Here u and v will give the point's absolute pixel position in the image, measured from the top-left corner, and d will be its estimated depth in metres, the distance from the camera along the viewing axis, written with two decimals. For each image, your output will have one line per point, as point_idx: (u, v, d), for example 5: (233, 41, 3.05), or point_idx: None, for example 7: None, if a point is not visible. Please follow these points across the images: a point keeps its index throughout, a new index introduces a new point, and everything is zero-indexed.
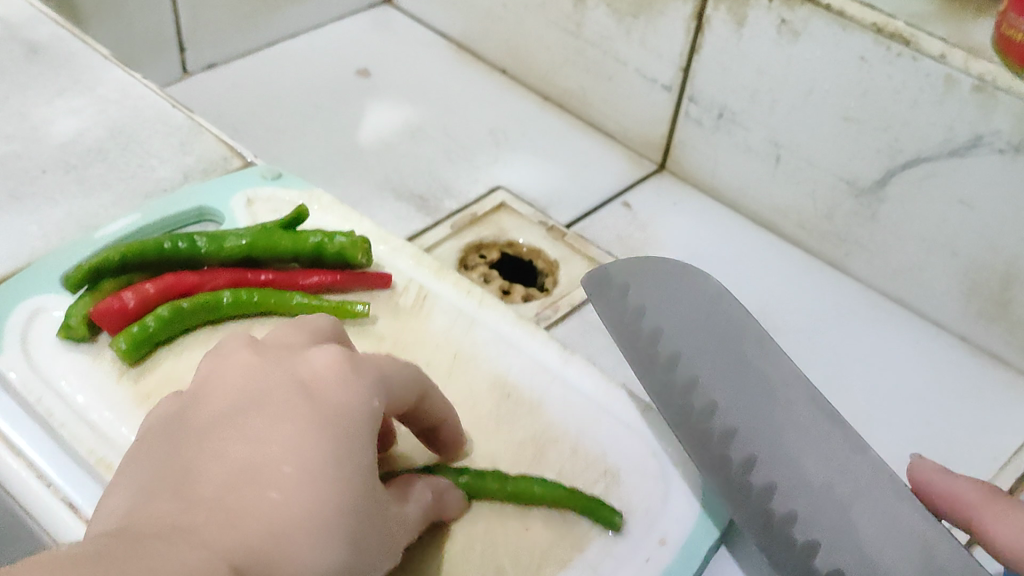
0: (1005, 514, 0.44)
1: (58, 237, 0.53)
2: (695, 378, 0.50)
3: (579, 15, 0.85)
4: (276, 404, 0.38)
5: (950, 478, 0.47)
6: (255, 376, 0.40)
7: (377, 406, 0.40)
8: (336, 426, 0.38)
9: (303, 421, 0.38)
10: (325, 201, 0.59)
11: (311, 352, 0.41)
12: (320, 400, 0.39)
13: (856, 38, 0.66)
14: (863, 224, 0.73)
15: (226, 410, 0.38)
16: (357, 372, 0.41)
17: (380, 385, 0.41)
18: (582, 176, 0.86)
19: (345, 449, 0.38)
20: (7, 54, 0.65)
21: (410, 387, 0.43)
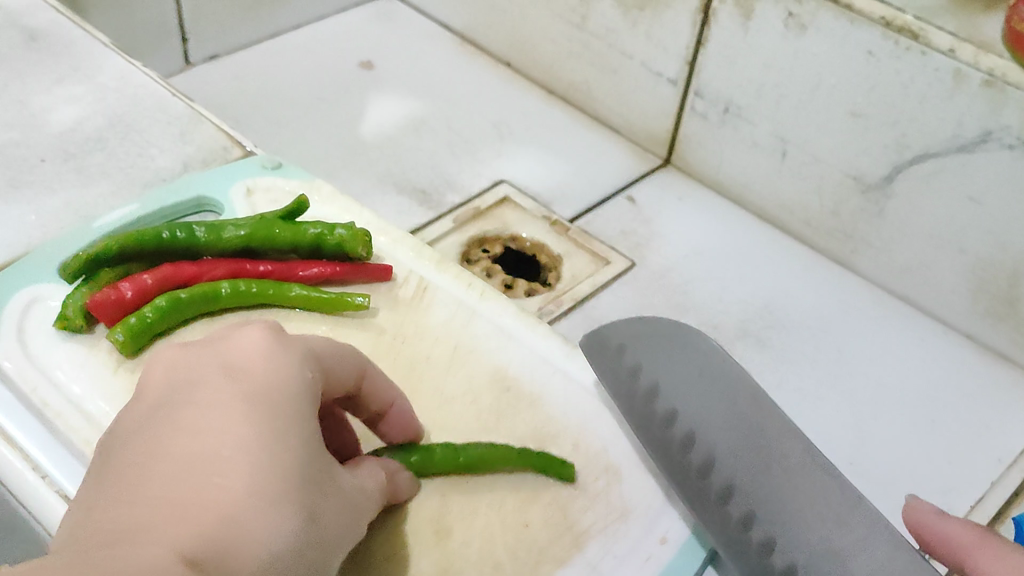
0: (995, 558, 0.42)
1: (56, 226, 0.52)
2: (675, 411, 0.49)
3: (584, 8, 0.84)
4: (207, 390, 0.37)
5: (943, 518, 0.45)
6: (179, 368, 0.38)
7: (310, 376, 0.40)
8: (271, 401, 0.37)
9: (236, 401, 0.36)
10: (325, 192, 0.58)
11: (231, 335, 0.40)
12: (252, 380, 0.38)
13: (865, 32, 0.65)
14: (870, 221, 0.72)
15: (158, 405, 0.37)
16: (281, 347, 0.40)
17: (309, 357, 0.40)
18: (587, 170, 0.86)
19: (284, 422, 0.37)
20: (7, 42, 0.65)
21: (340, 361, 0.42)
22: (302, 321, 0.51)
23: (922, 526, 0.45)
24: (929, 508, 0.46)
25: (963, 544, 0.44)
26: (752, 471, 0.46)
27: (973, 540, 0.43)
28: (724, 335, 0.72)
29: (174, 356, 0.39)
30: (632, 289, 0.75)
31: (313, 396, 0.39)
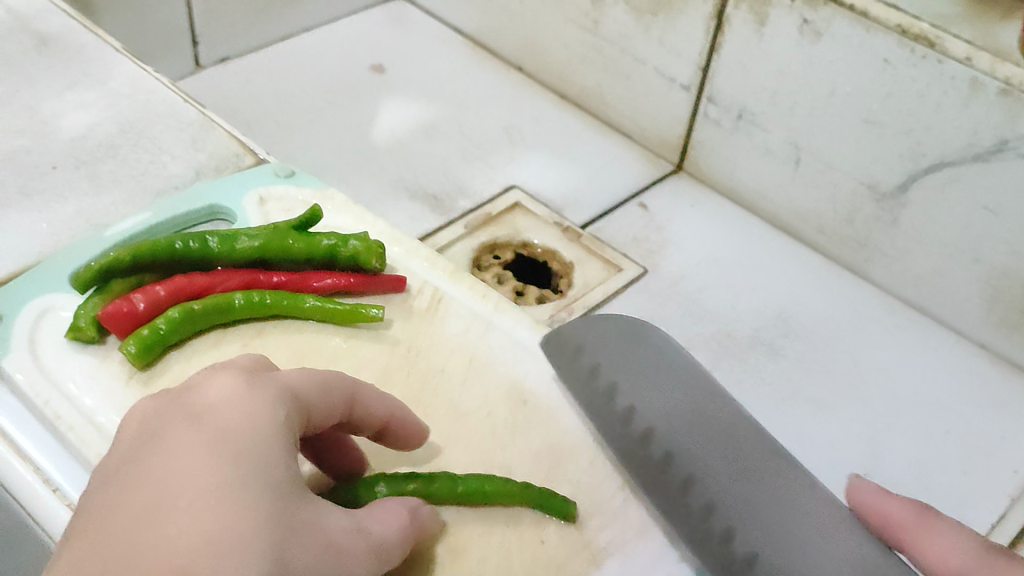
0: (940, 533, 0.42)
1: (68, 235, 0.52)
2: (634, 410, 0.48)
3: (597, 12, 0.84)
4: (172, 442, 0.36)
5: (883, 496, 0.44)
6: (149, 420, 0.37)
7: (284, 414, 0.38)
8: (235, 446, 0.36)
9: (200, 451, 0.35)
10: (338, 201, 0.58)
11: (203, 381, 0.39)
12: (217, 426, 0.36)
13: (880, 40, 0.64)
14: (884, 229, 0.72)
15: (123, 459, 0.36)
16: (256, 390, 0.39)
17: (285, 394, 0.39)
18: (598, 176, 0.85)
19: (250, 465, 0.35)
20: (18, 47, 0.64)
21: (324, 395, 0.41)
22: (314, 333, 0.51)
23: (863, 505, 0.44)
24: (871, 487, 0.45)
25: (907, 525, 0.43)
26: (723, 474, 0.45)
27: (918, 521, 0.43)
28: (736, 344, 0.71)
29: (147, 410, 0.38)
30: (643, 296, 0.74)
31: (293, 435, 0.38)
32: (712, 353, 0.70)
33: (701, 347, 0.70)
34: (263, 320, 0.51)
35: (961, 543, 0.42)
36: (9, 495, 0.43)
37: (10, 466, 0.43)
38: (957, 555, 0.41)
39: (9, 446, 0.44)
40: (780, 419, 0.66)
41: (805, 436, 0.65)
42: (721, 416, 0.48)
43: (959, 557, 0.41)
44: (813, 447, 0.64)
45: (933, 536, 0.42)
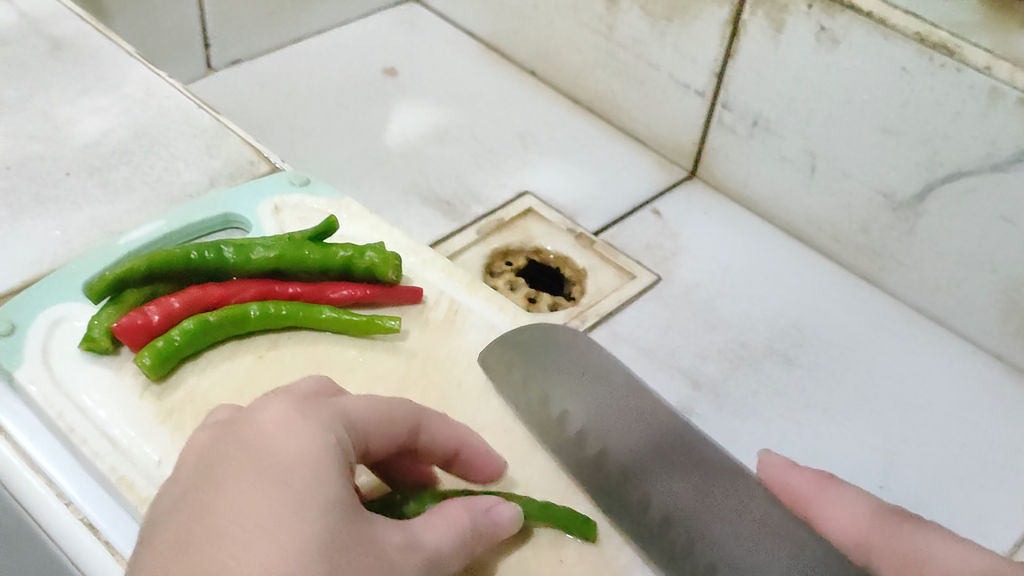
0: (836, 500, 0.49)
1: (83, 243, 0.52)
2: (602, 448, 0.48)
3: (611, 17, 0.83)
4: (230, 470, 0.37)
5: (791, 469, 0.51)
6: (207, 450, 0.38)
7: (335, 440, 0.39)
8: (289, 472, 0.36)
9: (256, 479, 0.36)
10: (354, 210, 0.58)
11: (258, 409, 0.40)
12: (270, 454, 0.37)
13: (898, 48, 0.64)
14: (900, 238, 0.71)
15: (185, 489, 0.37)
16: (308, 416, 0.39)
17: (336, 421, 0.40)
18: (611, 182, 0.85)
19: (304, 489, 0.36)
20: (32, 51, 0.64)
21: (379, 421, 0.41)
22: (330, 344, 0.51)
23: (772, 479, 0.51)
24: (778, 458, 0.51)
25: (812, 495, 0.50)
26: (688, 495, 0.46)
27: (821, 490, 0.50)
28: (751, 353, 0.70)
29: (204, 439, 0.39)
30: (656, 304, 0.74)
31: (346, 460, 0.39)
32: (726, 363, 0.69)
33: (715, 356, 0.70)
34: (280, 330, 0.50)
35: (858, 507, 0.49)
36: (23, 509, 0.43)
37: (24, 480, 0.43)
38: (855, 519, 0.48)
39: (23, 459, 0.43)
40: (795, 430, 0.65)
41: (819, 447, 0.64)
42: (660, 431, 0.49)
43: (855, 521, 0.48)
44: (828, 459, 0.63)
45: (833, 503, 0.49)
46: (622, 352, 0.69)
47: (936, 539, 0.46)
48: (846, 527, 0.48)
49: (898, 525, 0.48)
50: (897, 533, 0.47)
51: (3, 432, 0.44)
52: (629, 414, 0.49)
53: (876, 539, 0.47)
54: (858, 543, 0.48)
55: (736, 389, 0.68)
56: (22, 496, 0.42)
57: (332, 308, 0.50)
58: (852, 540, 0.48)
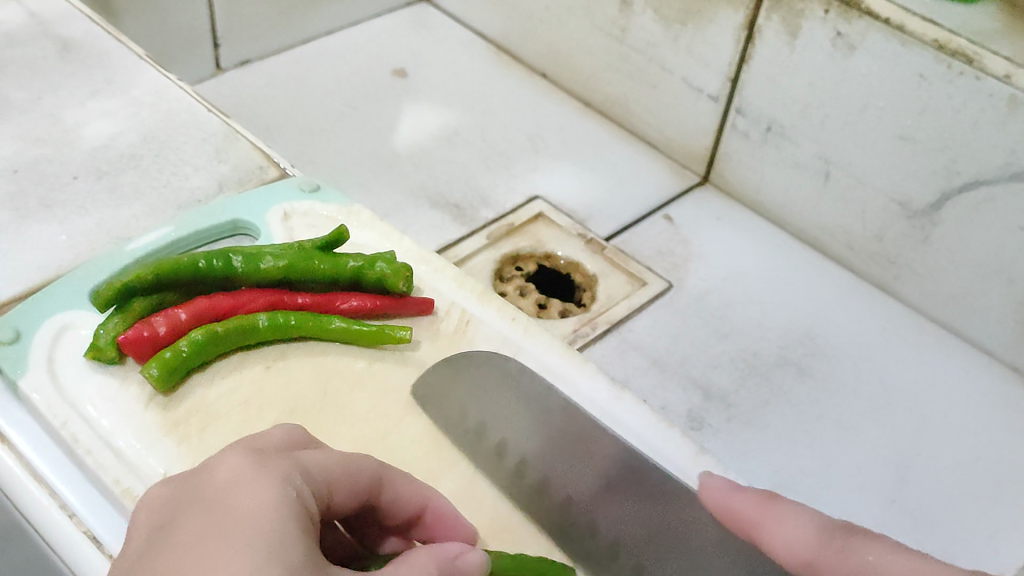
0: (781, 517, 0.42)
1: (89, 249, 0.51)
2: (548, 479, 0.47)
3: (624, 19, 0.82)
4: (189, 537, 0.33)
5: (733, 489, 0.44)
6: (163, 518, 0.35)
7: (296, 494, 0.35)
8: (247, 532, 0.33)
9: (213, 542, 0.33)
10: (364, 218, 0.57)
11: (212, 467, 0.36)
12: (228, 511, 0.34)
13: (916, 54, 0.63)
14: (915, 247, 0.70)
15: (140, 562, 0.33)
16: (265, 466, 0.36)
17: (295, 472, 0.36)
18: (622, 187, 0.84)
19: (264, 549, 0.32)
20: (40, 52, 0.63)
21: (342, 472, 0.38)
22: (338, 356, 0.50)
23: (715, 501, 0.44)
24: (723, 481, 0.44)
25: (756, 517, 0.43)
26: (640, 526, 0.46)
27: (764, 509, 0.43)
28: (762, 362, 0.70)
29: (160, 505, 0.36)
30: (667, 312, 0.73)
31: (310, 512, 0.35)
32: (737, 372, 0.69)
33: (726, 365, 0.69)
34: (288, 341, 0.50)
35: (807, 521, 0.42)
36: (25, 520, 0.42)
37: (26, 491, 0.42)
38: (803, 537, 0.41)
39: (25, 469, 0.42)
40: (807, 441, 0.64)
41: (831, 460, 0.63)
42: (590, 448, 0.48)
43: (802, 536, 0.41)
44: (841, 471, 0.62)
45: (778, 523, 0.42)
46: (632, 361, 0.69)
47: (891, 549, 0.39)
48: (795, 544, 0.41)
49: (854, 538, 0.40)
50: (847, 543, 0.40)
51: (7, 441, 0.43)
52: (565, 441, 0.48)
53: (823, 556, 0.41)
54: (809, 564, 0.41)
55: (748, 399, 0.67)
56: (23, 506, 0.42)
57: (342, 318, 0.49)
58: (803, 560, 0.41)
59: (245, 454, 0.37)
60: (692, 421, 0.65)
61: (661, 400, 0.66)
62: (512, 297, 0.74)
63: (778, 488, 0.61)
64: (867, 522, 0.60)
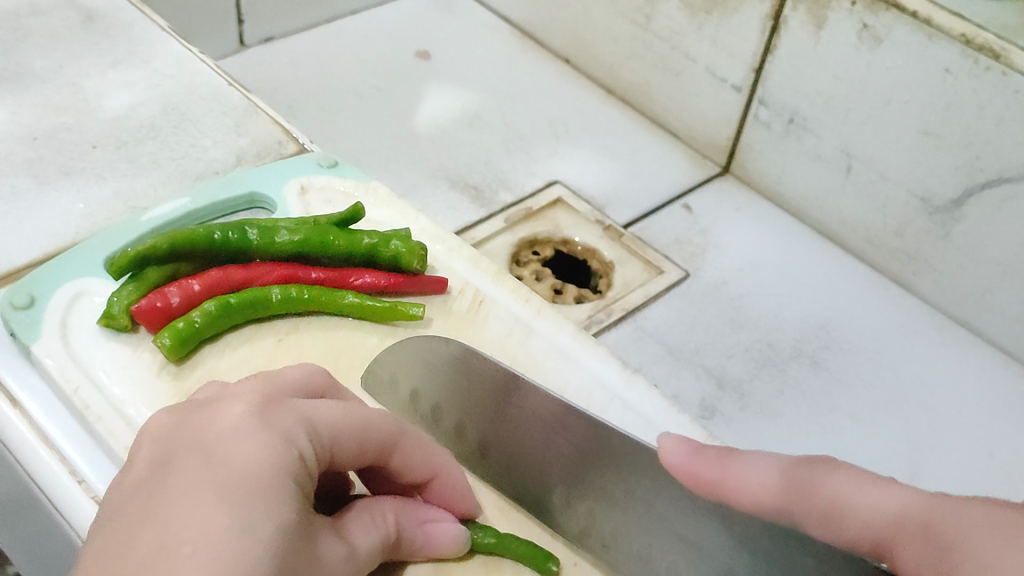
0: (747, 470, 0.39)
1: (105, 217, 0.51)
2: (487, 442, 0.46)
3: (649, 7, 0.82)
4: (182, 476, 0.32)
5: (698, 452, 0.40)
6: (160, 449, 0.34)
7: (297, 456, 0.34)
8: (240, 489, 0.32)
9: (207, 487, 0.32)
10: (381, 194, 0.57)
11: (221, 407, 0.35)
12: (227, 461, 0.33)
13: (943, 49, 0.62)
14: (935, 243, 0.69)
15: (136, 487, 0.33)
16: (273, 419, 0.35)
17: (300, 431, 0.35)
18: (642, 175, 0.83)
19: (254, 510, 0.31)
20: (64, 22, 0.63)
21: (351, 434, 0.37)
22: (350, 331, 0.50)
23: (675, 466, 0.40)
24: (679, 443, 0.40)
25: (721, 476, 0.39)
26: (571, 476, 0.44)
27: (727, 464, 0.39)
28: (778, 353, 0.69)
29: (161, 435, 0.35)
30: (683, 301, 0.73)
31: (306, 479, 0.34)
32: (752, 363, 0.68)
33: (740, 355, 0.69)
34: (300, 314, 0.50)
35: (771, 466, 0.39)
36: (34, 484, 0.42)
37: (36, 455, 0.42)
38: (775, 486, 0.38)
39: (35, 433, 0.43)
40: (820, 434, 0.64)
41: (844, 454, 0.63)
42: (502, 398, 0.45)
43: (772, 485, 0.38)
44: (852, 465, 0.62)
45: (744, 478, 0.39)
46: (646, 348, 0.69)
47: (865, 484, 0.36)
48: (768, 494, 0.38)
49: (825, 474, 0.37)
50: (815, 483, 0.37)
51: (19, 405, 0.44)
52: (482, 395, 0.46)
53: (797, 504, 0.37)
54: (783, 512, 0.38)
55: (761, 390, 0.67)
56: (32, 470, 0.42)
57: (355, 293, 0.49)
58: (777, 509, 0.38)
59: (255, 402, 0.35)
60: (705, 410, 0.65)
61: (674, 389, 0.66)
62: (528, 281, 0.74)
63: None
64: None
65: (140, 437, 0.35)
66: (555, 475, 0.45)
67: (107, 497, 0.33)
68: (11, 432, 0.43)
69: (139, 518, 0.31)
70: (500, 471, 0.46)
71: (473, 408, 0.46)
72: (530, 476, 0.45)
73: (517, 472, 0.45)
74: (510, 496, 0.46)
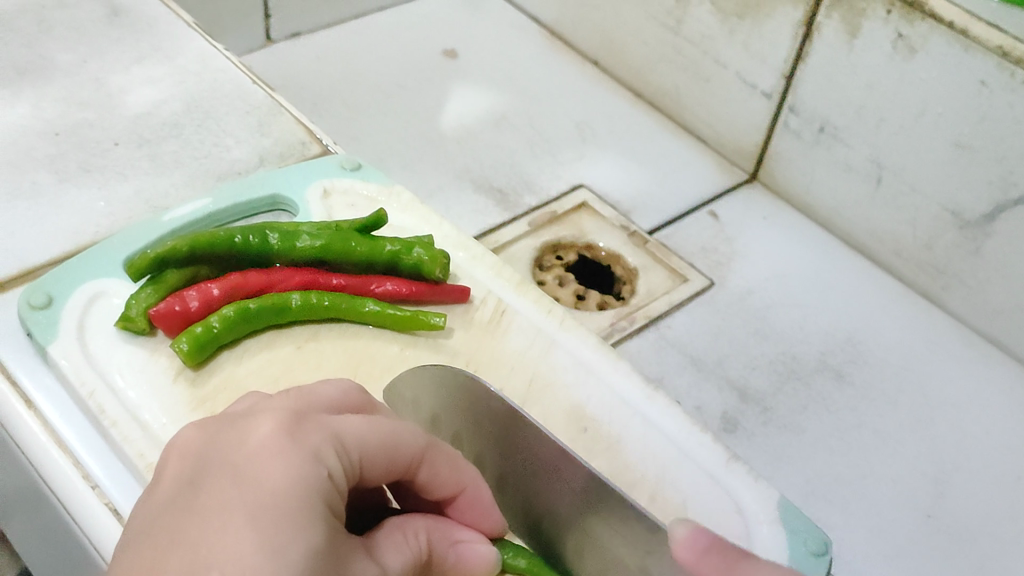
0: None
1: (125, 216, 0.51)
2: (504, 473, 0.45)
3: (680, 11, 0.81)
4: (212, 496, 0.31)
5: (709, 553, 0.36)
6: (190, 465, 0.33)
7: (326, 473, 0.33)
8: (270, 510, 0.31)
9: (236, 511, 0.31)
10: (404, 199, 0.56)
11: (250, 418, 0.34)
12: (256, 481, 0.32)
13: (978, 61, 0.61)
14: (965, 258, 0.68)
15: (165, 508, 0.32)
16: (302, 434, 0.34)
17: (328, 447, 0.34)
18: (668, 180, 0.82)
19: (283, 535, 0.30)
20: (89, 15, 0.63)
21: (380, 449, 0.36)
22: (372, 339, 0.49)
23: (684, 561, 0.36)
24: (691, 539, 0.36)
25: None
26: (580, 511, 0.43)
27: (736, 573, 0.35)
28: (802, 367, 0.68)
29: (190, 447, 0.34)
30: (707, 311, 0.72)
31: (336, 497, 0.33)
32: (776, 376, 0.67)
33: (764, 368, 0.68)
34: (320, 321, 0.49)
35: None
36: (48, 489, 0.42)
37: (50, 458, 0.41)
38: None
39: (49, 436, 0.42)
40: (843, 450, 0.63)
41: (868, 471, 0.62)
42: (519, 428, 0.44)
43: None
44: (876, 483, 0.61)
45: None
46: (668, 358, 0.68)
47: None
48: None
49: None
50: None
51: (34, 406, 0.43)
52: (501, 422, 0.45)
53: None
54: None
55: (785, 404, 0.66)
56: (46, 474, 0.41)
57: (376, 301, 0.49)
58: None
59: (283, 414, 0.34)
60: (727, 423, 0.64)
61: (695, 400, 0.65)
62: (550, 286, 0.73)
63: (811, 497, 0.60)
64: (901, 537, 0.59)
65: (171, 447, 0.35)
66: (565, 509, 0.43)
67: (138, 515, 0.33)
68: (25, 434, 0.42)
69: (170, 548, 0.30)
70: (519, 505, 0.45)
71: (489, 438, 0.46)
72: (544, 510, 0.44)
73: (533, 505, 0.44)
74: (531, 532, 0.44)
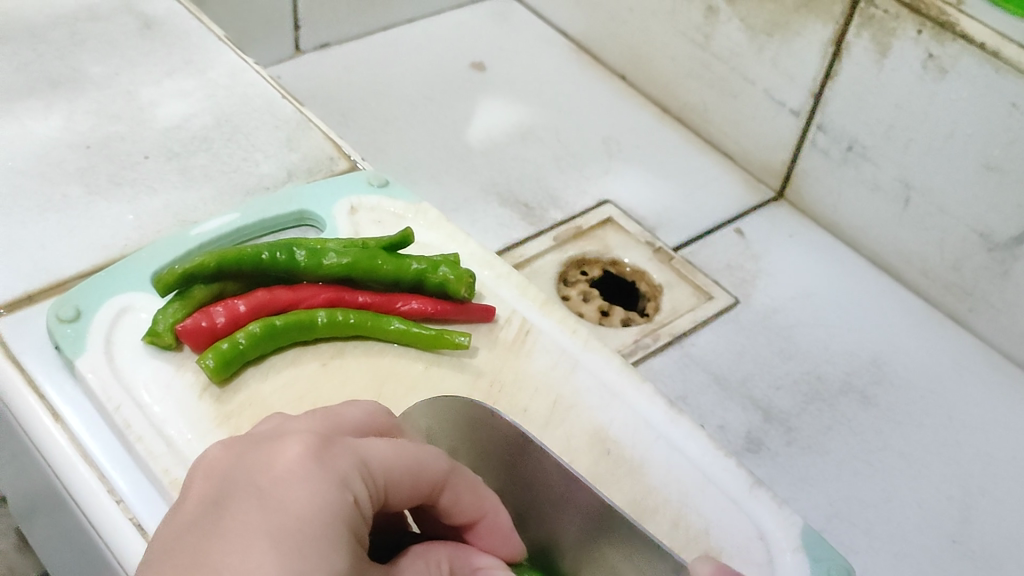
0: None
1: (154, 229, 0.51)
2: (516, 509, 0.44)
3: (709, 27, 0.81)
4: (235, 517, 0.32)
5: None
6: (216, 485, 0.33)
7: (350, 499, 0.33)
8: (294, 537, 0.31)
9: (258, 534, 0.31)
10: (431, 217, 0.56)
11: (278, 439, 0.34)
12: (280, 505, 0.32)
13: (1010, 83, 0.60)
14: (994, 280, 0.67)
15: (188, 528, 0.32)
16: (328, 459, 0.34)
17: (353, 473, 0.34)
18: (695, 197, 0.82)
19: (304, 563, 0.30)
20: (122, 27, 0.64)
21: (404, 473, 0.36)
22: (396, 358, 0.49)
23: None
24: None
25: None
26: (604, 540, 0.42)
27: None
28: (827, 387, 0.68)
29: (217, 468, 0.34)
30: (732, 328, 0.72)
31: (358, 525, 0.33)
32: (800, 396, 0.67)
33: (789, 388, 0.67)
34: (346, 338, 0.49)
35: None
36: (73, 502, 0.42)
37: (75, 472, 0.42)
38: None
39: (76, 450, 0.42)
40: (868, 472, 0.62)
41: (892, 493, 0.61)
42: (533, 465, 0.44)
43: None
44: (901, 508, 0.61)
45: None
46: (692, 376, 0.67)
47: None
48: None
49: None
50: None
51: (61, 418, 0.43)
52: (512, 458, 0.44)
53: None
54: None
55: (809, 424, 0.65)
56: (71, 488, 0.41)
57: (401, 320, 0.49)
58: None
59: (311, 436, 0.34)
60: (751, 443, 0.64)
61: (719, 420, 0.65)
62: (575, 302, 0.73)
63: (834, 519, 0.59)
64: (927, 561, 0.58)
65: (197, 466, 0.35)
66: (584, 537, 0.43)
67: (160, 532, 0.33)
68: (51, 447, 0.42)
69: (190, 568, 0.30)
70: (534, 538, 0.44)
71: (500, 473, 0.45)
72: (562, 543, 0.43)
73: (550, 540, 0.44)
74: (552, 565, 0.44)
